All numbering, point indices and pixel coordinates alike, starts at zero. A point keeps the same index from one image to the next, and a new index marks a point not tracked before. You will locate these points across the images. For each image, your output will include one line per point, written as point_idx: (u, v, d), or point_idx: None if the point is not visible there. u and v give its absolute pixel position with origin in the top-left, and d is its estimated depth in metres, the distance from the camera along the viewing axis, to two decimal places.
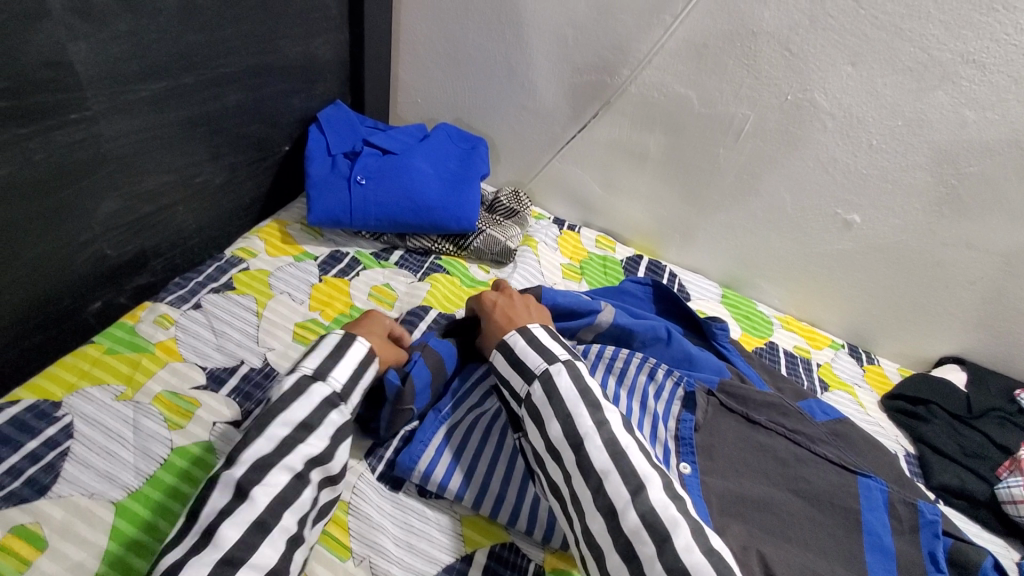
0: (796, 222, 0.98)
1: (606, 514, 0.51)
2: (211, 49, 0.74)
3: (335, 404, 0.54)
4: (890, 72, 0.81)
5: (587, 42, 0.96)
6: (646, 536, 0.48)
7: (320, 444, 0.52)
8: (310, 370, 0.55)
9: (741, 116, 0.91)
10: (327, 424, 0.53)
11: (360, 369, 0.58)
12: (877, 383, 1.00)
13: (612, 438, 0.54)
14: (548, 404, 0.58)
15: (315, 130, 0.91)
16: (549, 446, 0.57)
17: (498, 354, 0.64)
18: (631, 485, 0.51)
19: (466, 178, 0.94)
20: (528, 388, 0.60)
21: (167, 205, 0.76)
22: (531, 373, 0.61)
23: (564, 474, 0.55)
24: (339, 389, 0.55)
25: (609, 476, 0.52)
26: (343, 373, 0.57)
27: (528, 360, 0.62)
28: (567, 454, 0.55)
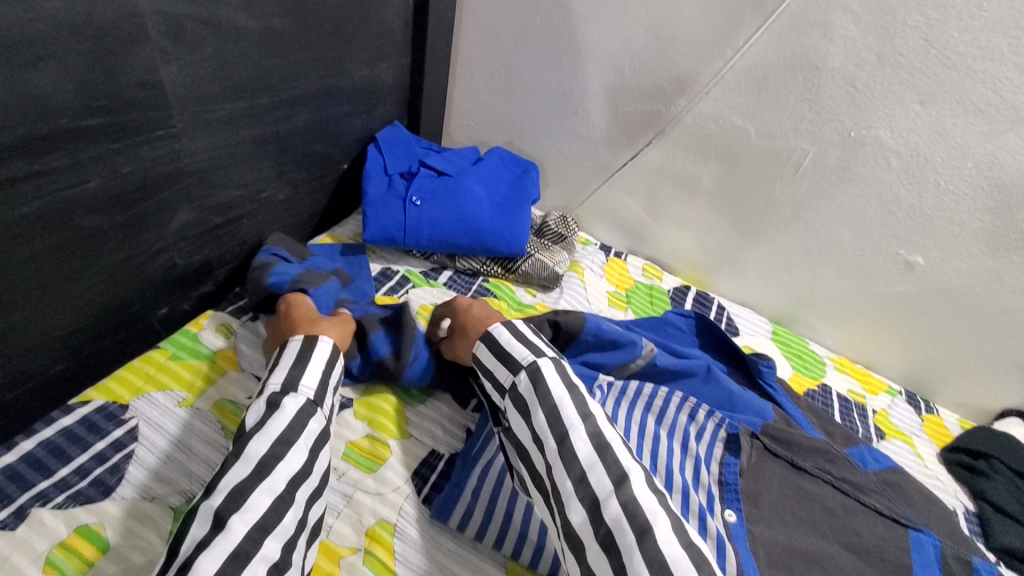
0: (853, 260, 0.95)
1: (587, 505, 0.51)
2: (285, 72, 0.77)
3: (313, 410, 0.56)
4: (961, 113, 0.78)
5: (644, 73, 0.96)
6: (626, 525, 0.48)
7: (299, 459, 0.52)
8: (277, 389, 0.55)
9: (801, 150, 0.90)
10: (309, 434, 0.54)
11: (326, 376, 0.60)
12: (936, 434, 0.95)
13: (597, 431, 0.55)
14: (534, 396, 0.59)
15: (374, 149, 0.94)
16: (535, 433, 0.58)
17: (482, 346, 0.66)
18: (614, 475, 0.52)
19: (518, 203, 0.95)
20: (513, 379, 0.62)
21: (234, 218, 0.80)
22: (519, 364, 0.62)
23: (545, 463, 0.56)
24: (313, 396, 0.57)
25: (594, 467, 0.52)
26: (314, 381, 0.58)
27: (513, 350, 0.64)
28: (550, 443, 0.56)
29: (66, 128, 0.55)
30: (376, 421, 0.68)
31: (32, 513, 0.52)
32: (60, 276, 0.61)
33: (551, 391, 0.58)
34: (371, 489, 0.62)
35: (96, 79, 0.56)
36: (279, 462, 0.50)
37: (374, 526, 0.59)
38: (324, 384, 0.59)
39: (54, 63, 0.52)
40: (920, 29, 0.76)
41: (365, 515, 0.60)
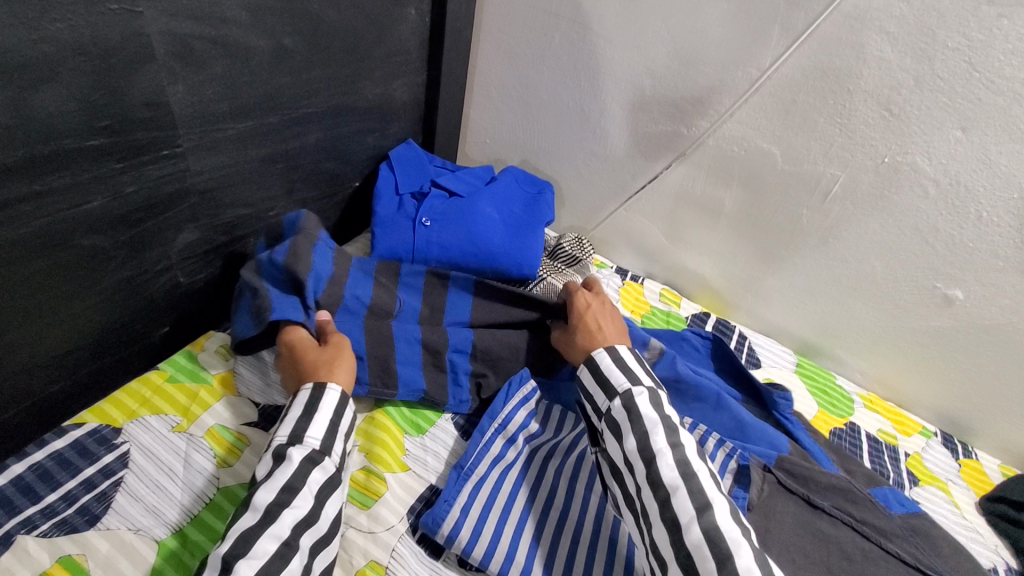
0: (885, 291, 0.89)
1: (670, 528, 0.51)
2: (296, 91, 0.76)
3: (317, 462, 0.54)
4: (1007, 140, 0.73)
5: (665, 93, 0.93)
6: (708, 552, 0.48)
7: (306, 505, 0.52)
8: (285, 440, 0.54)
9: (830, 176, 0.85)
10: (313, 484, 0.53)
11: (334, 421, 0.58)
12: (974, 481, 0.88)
13: (685, 459, 0.54)
14: (627, 420, 0.59)
15: (385, 168, 0.92)
16: (624, 457, 0.57)
17: (585, 369, 0.66)
18: (698, 502, 0.51)
19: (530, 225, 0.92)
20: (608, 404, 0.61)
21: (241, 236, 0.79)
22: (615, 390, 0.62)
23: (636, 486, 0.56)
24: (319, 447, 0.55)
25: (678, 492, 0.52)
26: (321, 431, 0.57)
27: (611, 378, 0.63)
28: (637, 467, 0.56)
29: (68, 148, 0.55)
30: (374, 451, 0.65)
31: (16, 540, 0.51)
32: (58, 296, 0.60)
33: (643, 413, 0.58)
34: (364, 526, 0.59)
35: (100, 99, 0.55)
36: (284, 509, 0.50)
37: (364, 567, 0.56)
38: (332, 432, 0.57)
39: (56, 84, 0.51)
40: (961, 51, 0.71)
41: (355, 556, 0.57)
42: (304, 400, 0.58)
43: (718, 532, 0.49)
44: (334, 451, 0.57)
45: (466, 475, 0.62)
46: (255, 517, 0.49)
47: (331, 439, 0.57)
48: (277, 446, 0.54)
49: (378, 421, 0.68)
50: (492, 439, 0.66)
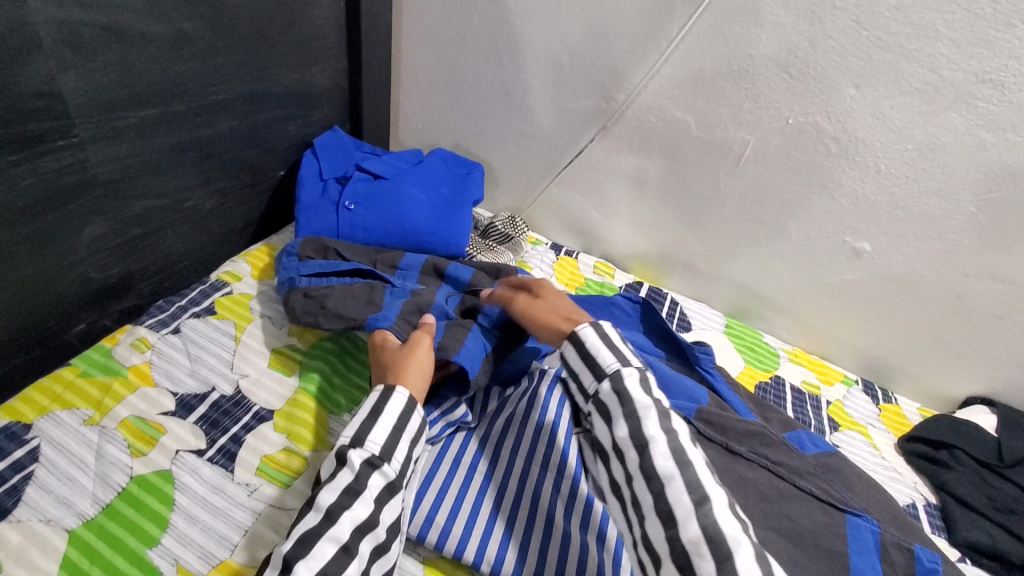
0: (802, 249, 0.93)
1: (666, 521, 0.48)
2: (201, 77, 0.75)
3: (376, 465, 0.53)
4: (897, 94, 0.76)
5: (583, 68, 0.95)
6: (706, 550, 0.45)
7: (366, 509, 0.51)
8: (347, 442, 0.54)
9: (741, 140, 0.88)
10: (373, 487, 0.52)
11: (399, 425, 0.57)
12: (893, 424, 0.92)
13: (679, 447, 0.52)
14: (619, 406, 0.57)
15: (309, 154, 0.92)
16: (614, 444, 0.55)
17: (570, 348, 0.64)
18: (696, 495, 0.48)
19: (457, 205, 0.93)
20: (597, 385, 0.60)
21: (156, 227, 0.78)
22: (603, 371, 0.60)
23: (625, 472, 0.54)
24: (377, 452, 0.54)
25: (673, 482, 0.49)
26: (381, 436, 0.55)
27: (599, 355, 0.61)
28: (630, 454, 0.53)
29: None
30: (296, 432, 0.64)
31: None
32: None
33: (634, 397, 0.56)
34: (279, 503, 0.58)
35: None
36: (345, 511, 0.50)
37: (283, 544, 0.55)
38: (393, 435, 0.56)
39: None
40: (848, 11, 0.74)
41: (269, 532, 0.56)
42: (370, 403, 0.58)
43: (718, 529, 0.46)
44: (395, 456, 0.55)
45: None
46: (317, 517, 0.50)
47: (392, 444, 0.55)
48: (339, 448, 0.54)
49: (301, 403, 0.67)
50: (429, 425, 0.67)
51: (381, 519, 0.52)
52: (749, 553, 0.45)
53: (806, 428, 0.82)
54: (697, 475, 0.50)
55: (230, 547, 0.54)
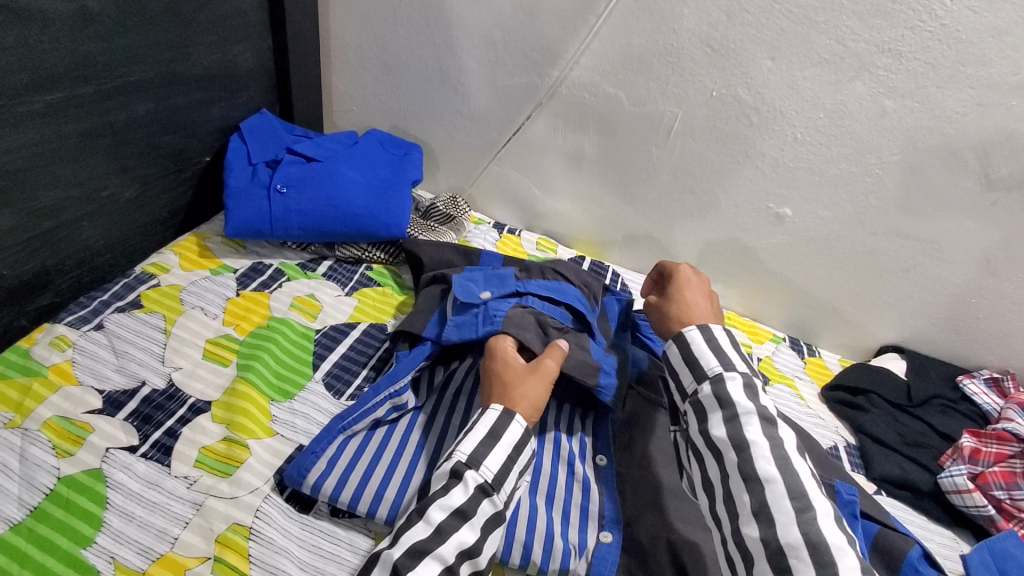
0: (730, 216, 0.98)
1: (762, 522, 0.51)
2: (112, 58, 0.71)
3: (488, 492, 0.53)
4: (809, 65, 0.81)
5: (515, 45, 0.95)
6: (806, 558, 0.48)
7: (473, 535, 0.51)
8: (466, 458, 0.54)
9: (670, 113, 0.91)
10: (481, 514, 0.53)
11: (512, 451, 0.56)
12: (817, 374, 0.99)
13: (781, 452, 0.53)
14: (719, 406, 0.58)
15: (235, 138, 0.88)
16: (710, 442, 0.57)
17: (673, 346, 0.65)
18: (796, 502, 0.51)
19: (396, 185, 0.91)
20: (698, 387, 0.60)
21: (70, 220, 0.73)
22: (705, 373, 0.61)
23: (721, 472, 0.55)
24: (490, 480, 0.54)
25: (774, 486, 0.51)
26: (496, 461, 0.55)
27: (702, 358, 0.61)
28: (730, 456, 0.55)
29: None
30: (237, 421, 0.62)
31: None
32: None
33: (736, 400, 0.57)
34: (225, 493, 0.56)
35: None
36: (455, 532, 0.50)
37: (225, 532, 0.54)
38: (505, 463, 0.55)
39: None
40: None
41: (215, 522, 0.54)
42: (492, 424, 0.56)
43: (819, 536, 0.48)
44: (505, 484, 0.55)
45: (343, 425, 0.61)
46: (425, 531, 0.50)
47: (505, 474, 0.55)
48: (457, 465, 0.54)
49: (240, 391, 0.64)
50: (380, 401, 0.64)
51: (483, 549, 0.52)
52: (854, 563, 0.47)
53: None
54: (798, 482, 0.52)
55: (170, 539, 0.53)
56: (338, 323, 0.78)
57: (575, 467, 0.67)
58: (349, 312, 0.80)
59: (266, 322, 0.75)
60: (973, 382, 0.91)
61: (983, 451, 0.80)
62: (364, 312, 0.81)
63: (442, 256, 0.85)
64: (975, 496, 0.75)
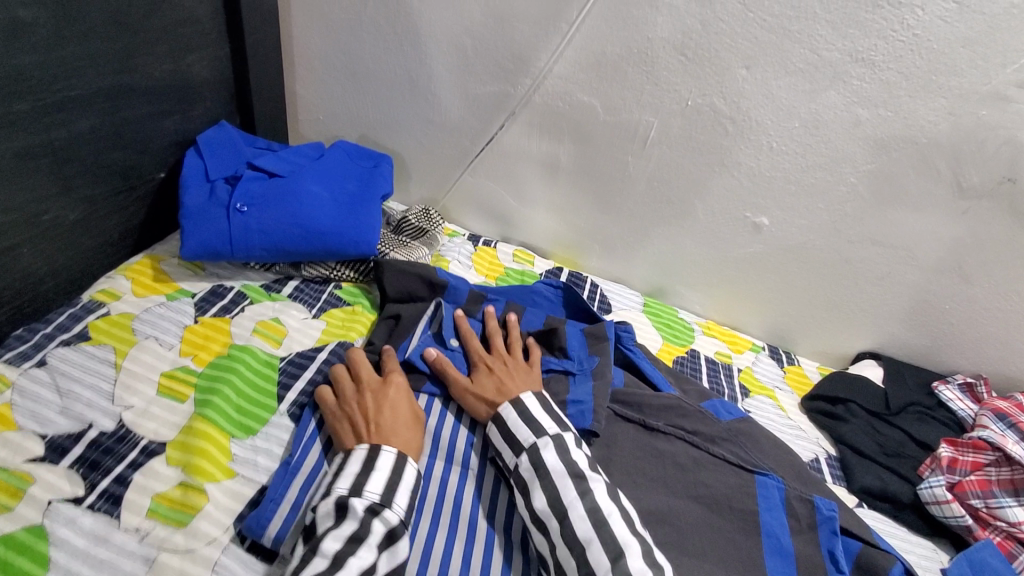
0: (706, 225, 0.96)
1: None
2: (49, 71, 0.65)
3: (377, 513, 0.53)
4: (784, 74, 0.80)
5: (486, 52, 0.92)
6: None
7: (371, 555, 0.50)
8: (346, 490, 0.53)
9: (645, 122, 0.90)
10: (374, 533, 0.52)
11: (394, 473, 0.56)
12: (797, 383, 0.98)
13: (595, 507, 0.56)
14: (535, 476, 0.59)
15: (191, 154, 0.83)
16: (534, 516, 0.57)
17: (492, 428, 0.64)
18: (613, 555, 0.53)
19: (365, 200, 0.87)
20: (516, 461, 0.61)
21: (7, 246, 0.67)
22: (520, 446, 0.62)
23: (549, 544, 0.56)
24: (378, 498, 0.53)
25: (591, 546, 0.54)
26: (378, 483, 0.54)
27: (516, 433, 0.62)
28: (551, 523, 0.57)
29: None
30: (193, 463, 0.58)
31: None
32: None
33: (549, 467, 0.59)
34: (179, 547, 0.52)
35: None
36: (352, 558, 0.49)
37: None
38: (392, 483, 0.55)
39: None
40: None
41: None
42: (363, 454, 0.56)
43: None
44: (398, 501, 0.54)
45: (293, 468, 0.58)
46: (325, 563, 0.49)
47: (391, 492, 0.54)
48: (338, 498, 0.52)
49: (197, 429, 0.60)
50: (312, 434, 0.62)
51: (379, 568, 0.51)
52: None
53: (720, 397, 0.87)
54: (612, 535, 0.54)
55: None
56: (305, 349, 0.74)
57: None
58: (316, 336, 0.76)
59: (226, 351, 0.70)
60: (948, 388, 0.91)
61: (960, 460, 0.79)
62: (331, 336, 0.77)
63: (406, 283, 0.83)
64: (953, 506, 0.75)
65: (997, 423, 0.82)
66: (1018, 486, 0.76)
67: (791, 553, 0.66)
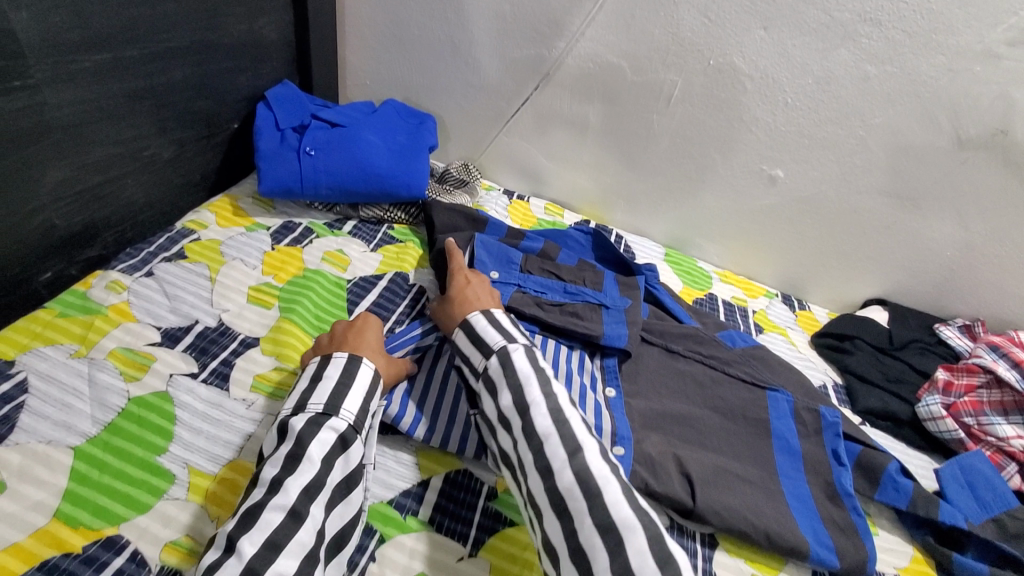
0: (724, 179, 1.04)
1: (544, 475, 0.53)
2: (153, 23, 0.75)
3: (321, 422, 0.55)
4: (798, 33, 0.88)
5: (524, 17, 1.01)
6: (578, 492, 0.51)
7: (313, 467, 0.53)
8: (287, 412, 0.56)
9: (670, 82, 0.98)
10: (320, 445, 0.54)
11: (341, 384, 0.59)
12: (807, 325, 1.06)
13: (558, 407, 0.57)
14: (503, 376, 0.61)
15: (263, 106, 0.93)
16: (500, 413, 0.59)
17: (460, 332, 0.67)
18: (569, 447, 0.54)
19: (415, 149, 0.96)
20: (485, 362, 0.63)
21: (115, 175, 0.78)
22: (491, 349, 0.64)
23: (512, 440, 0.58)
24: (322, 409, 0.56)
25: (550, 439, 0.55)
26: (321, 396, 0.58)
27: (486, 337, 0.65)
28: (515, 421, 0.58)
29: None
30: (285, 353, 0.68)
31: None
32: None
33: (516, 367, 0.60)
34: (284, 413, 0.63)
35: None
36: (290, 477, 0.51)
37: None
38: (338, 392, 0.58)
39: None
40: None
41: None
42: (310, 373, 0.60)
43: (589, 471, 0.52)
44: (344, 408, 0.57)
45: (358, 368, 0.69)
46: (264, 490, 0.51)
47: (334, 400, 0.57)
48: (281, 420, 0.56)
49: (284, 329, 0.71)
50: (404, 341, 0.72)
51: (330, 478, 0.53)
52: (616, 489, 0.51)
53: (735, 329, 0.95)
54: (572, 432, 0.55)
55: (237, 449, 0.59)
56: (367, 275, 0.84)
57: (588, 395, 0.75)
58: (376, 265, 0.86)
59: (302, 272, 0.81)
60: (948, 328, 0.99)
61: (955, 384, 0.88)
62: (388, 265, 0.87)
63: (451, 219, 0.93)
64: (947, 421, 0.83)
65: (990, 353, 0.90)
66: (1007, 407, 0.85)
67: (799, 453, 0.75)
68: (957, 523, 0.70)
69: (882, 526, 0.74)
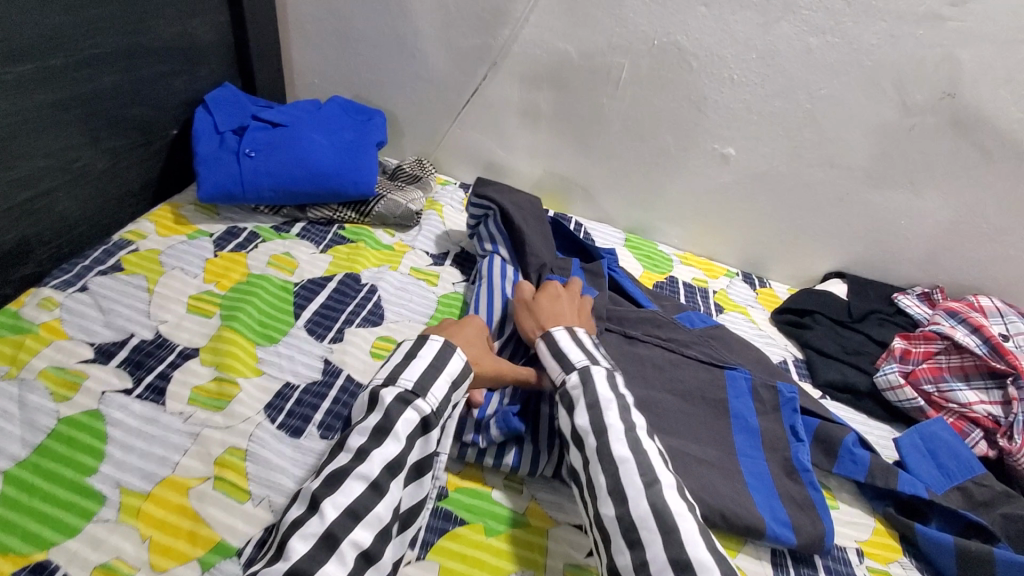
0: (679, 159, 1.04)
1: (617, 500, 0.52)
2: (77, 29, 0.72)
3: (409, 401, 0.54)
4: (739, 9, 0.87)
5: (466, 6, 0.99)
6: (654, 523, 0.49)
7: (396, 445, 0.52)
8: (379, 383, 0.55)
9: (617, 64, 0.97)
10: (406, 423, 0.53)
11: (436, 364, 0.58)
12: (768, 302, 1.06)
13: (635, 436, 0.56)
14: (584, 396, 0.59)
15: (200, 110, 0.90)
16: (575, 432, 0.58)
17: (543, 343, 0.67)
18: (647, 477, 0.52)
19: (361, 146, 0.94)
20: (564, 377, 0.62)
21: (46, 189, 0.75)
22: (572, 365, 0.63)
23: (583, 459, 0.57)
24: (412, 387, 0.55)
25: (627, 465, 0.53)
26: (414, 372, 0.56)
27: (571, 353, 0.64)
28: (590, 440, 0.56)
29: None
30: (225, 362, 0.66)
31: None
32: None
33: (598, 390, 0.59)
34: (220, 425, 0.61)
35: None
36: (376, 449, 0.51)
37: (222, 455, 0.58)
38: (429, 373, 0.57)
39: None
40: None
41: (213, 447, 0.59)
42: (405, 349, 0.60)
43: (666, 505, 0.50)
44: (431, 392, 0.56)
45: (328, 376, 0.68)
46: (348, 457, 0.51)
47: (425, 379, 0.56)
48: (373, 389, 0.55)
49: (228, 338, 0.68)
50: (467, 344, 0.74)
51: (410, 458, 0.52)
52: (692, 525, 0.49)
53: (694, 311, 0.95)
54: (649, 460, 0.54)
55: (172, 464, 0.57)
56: (315, 277, 0.82)
57: None
58: (325, 266, 0.84)
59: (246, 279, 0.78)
60: (906, 297, 1.00)
61: (913, 352, 0.89)
62: (339, 265, 0.85)
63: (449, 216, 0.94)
64: (905, 390, 0.83)
65: (949, 319, 0.91)
66: (967, 371, 0.86)
67: (758, 432, 0.75)
68: (917, 493, 0.70)
69: (843, 499, 0.74)
